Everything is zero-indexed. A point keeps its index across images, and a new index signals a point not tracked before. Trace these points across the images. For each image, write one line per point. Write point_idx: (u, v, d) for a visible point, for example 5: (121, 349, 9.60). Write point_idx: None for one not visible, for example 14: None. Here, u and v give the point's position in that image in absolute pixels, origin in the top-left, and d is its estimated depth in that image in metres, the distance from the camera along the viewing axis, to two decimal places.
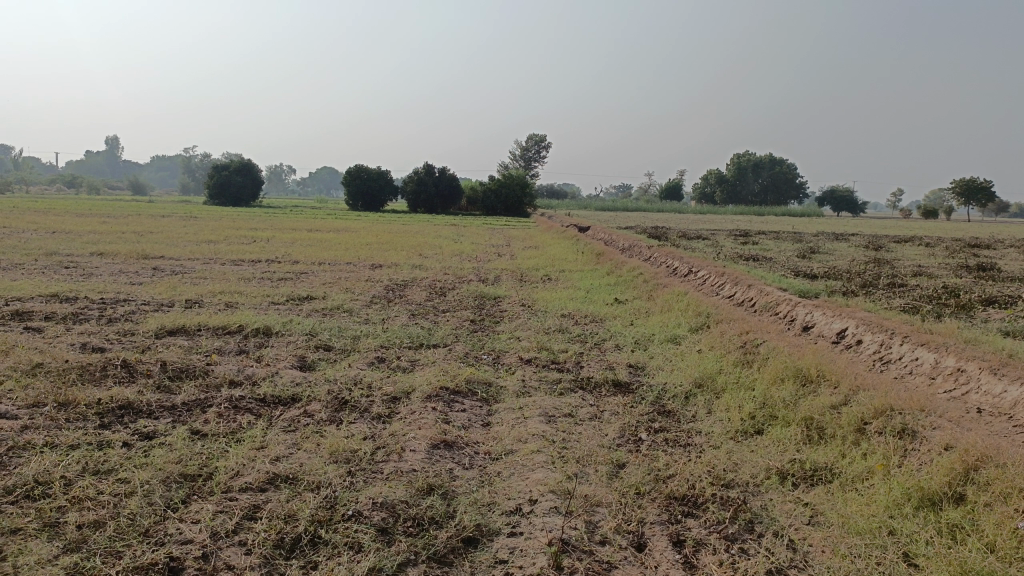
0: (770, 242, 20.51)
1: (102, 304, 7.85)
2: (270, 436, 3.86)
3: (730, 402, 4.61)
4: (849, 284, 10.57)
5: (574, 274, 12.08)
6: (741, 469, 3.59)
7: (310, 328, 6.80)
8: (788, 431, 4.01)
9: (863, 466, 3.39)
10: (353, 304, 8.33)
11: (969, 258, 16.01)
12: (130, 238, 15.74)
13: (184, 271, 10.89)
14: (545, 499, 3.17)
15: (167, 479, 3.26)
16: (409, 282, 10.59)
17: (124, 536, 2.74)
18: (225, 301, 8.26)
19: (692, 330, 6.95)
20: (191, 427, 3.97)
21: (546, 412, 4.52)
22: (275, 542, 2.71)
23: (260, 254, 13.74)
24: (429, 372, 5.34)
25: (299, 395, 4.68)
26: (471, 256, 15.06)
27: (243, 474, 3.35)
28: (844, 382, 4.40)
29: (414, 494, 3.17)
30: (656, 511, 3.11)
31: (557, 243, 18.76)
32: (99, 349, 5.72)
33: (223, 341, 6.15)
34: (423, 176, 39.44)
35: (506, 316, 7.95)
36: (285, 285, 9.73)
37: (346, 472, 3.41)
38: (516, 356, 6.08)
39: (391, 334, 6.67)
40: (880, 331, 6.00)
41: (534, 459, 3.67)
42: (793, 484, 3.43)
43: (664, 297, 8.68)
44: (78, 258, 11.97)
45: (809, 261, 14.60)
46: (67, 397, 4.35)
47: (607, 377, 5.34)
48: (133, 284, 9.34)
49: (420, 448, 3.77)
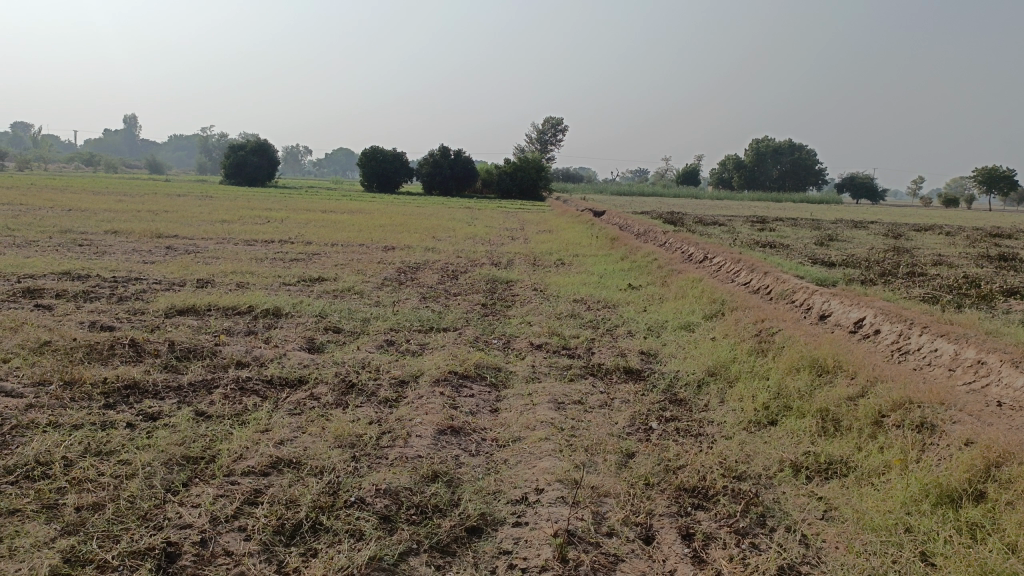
0: (787, 229, 20.29)
1: (114, 282, 7.84)
2: (275, 418, 3.82)
3: (743, 391, 4.51)
4: (867, 272, 10.39)
5: (587, 258, 11.97)
6: (754, 461, 3.51)
7: (319, 309, 6.75)
8: (803, 422, 3.92)
9: (880, 460, 3.30)
10: (364, 286, 8.28)
11: (991, 247, 15.74)
12: (144, 217, 15.76)
13: (197, 250, 10.87)
14: (551, 489, 3.10)
15: (169, 461, 3.22)
16: (422, 265, 10.53)
17: (122, 519, 2.70)
18: (236, 281, 8.23)
19: (705, 317, 6.85)
20: (196, 409, 3.93)
21: (555, 398, 4.44)
22: (274, 528, 2.66)
23: (273, 235, 13.72)
24: (438, 356, 5.28)
25: (306, 377, 4.64)
26: (484, 239, 14.98)
27: (246, 457, 3.30)
28: (861, 373, 4.30)
29: (419, 481, 3.12)
30: (665, 502, 3.03)
31: (571, 227, 18.61)
32: (108, 328, 5.70)
33: (232, 322, 6.12)
34: (438, 158, 39.28)
35: (518, 300, 7.88)
36: (297, 266, 9.69)
37: (350, 457, 3.36)
38: (527, 341, 6.01)
39: (401, 317, 6.61)
40: (898, 321, 5.88)
41: (541, 446, 3.60)
42: (806, 478, 3.35)
43: (678, 284, 8.58)
44: (92, 237, 11.98)
45: (826, 249, 14.40)
46: (73, 375, 4.33)
47: (618, 364, 5.26)
48: (145, 263, 9.32)
49: (426, 434, 3.71)
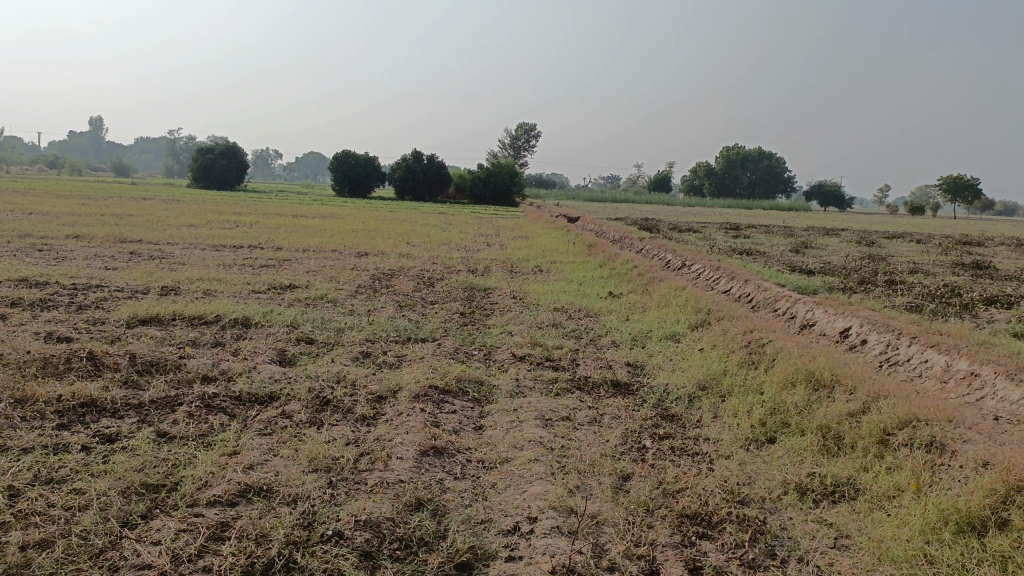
0: (761, 236, 20.31)
1: (74, 290, 7.47)
2: (244, 440, 3.55)
3: (737, 407, 4.33)
4: (847, 280, 10.31)
5: (565, 265, 11.78)
6: (756, 483, 3.31)
7: (291, 319, 6.46)
8: (804, 440, 3.74)
9: (892, 483, 3.12)
10: (337, 294, 8.00)
11: (964, 255, 15.83)
12: (109, 221, 15.32)
13: (163, 256, 10.51)
14: (545, 517, 2.88)
15: (127, 490, 2.94)
16: (397, 272, 10.26)
17: (73, 559, 2.43)
18: (204, 288, 7.91)
19: (691, 327, 6.68)
20: (157, 429, 3.65)
21: (542, 415, 4.22)
22: (243, 568, 2.41)
23: (243, 239, 13.37)
24: (417, 369, 5.03)
25: (277, 393, 4.37)
26: (459, 245, 14.75)
27: (211, 484, 3.03)
28: (860, 387, 4.12)
29: (401, 510, 2.88)
30: (667, 531, 2.83)
31: (548, 233, 18.44)
32: (65, 339, 5.37)
33: (199, 333, 5.82)
34: (410, 163, 38.91)
35: (497, 309, 7.66)
36: (267, 273, 9.37)
37: (326, 483, 3.11)
38: (509, 352, 5.78)
39: (377, 326, 6.36)
40: (886, 330, 5.74)
41: (531, 469, 3.38)
42: (813, 501, 3.16)
43: (660, 292, 8.40)
44: (52, 241, 11.54)
45: (803, 256, 14.33)
46: (24, 392, 4.01)
47: (605, 377, 5.05)
48: (108, 270, 8.95)
49: (408, 456, 3.47)
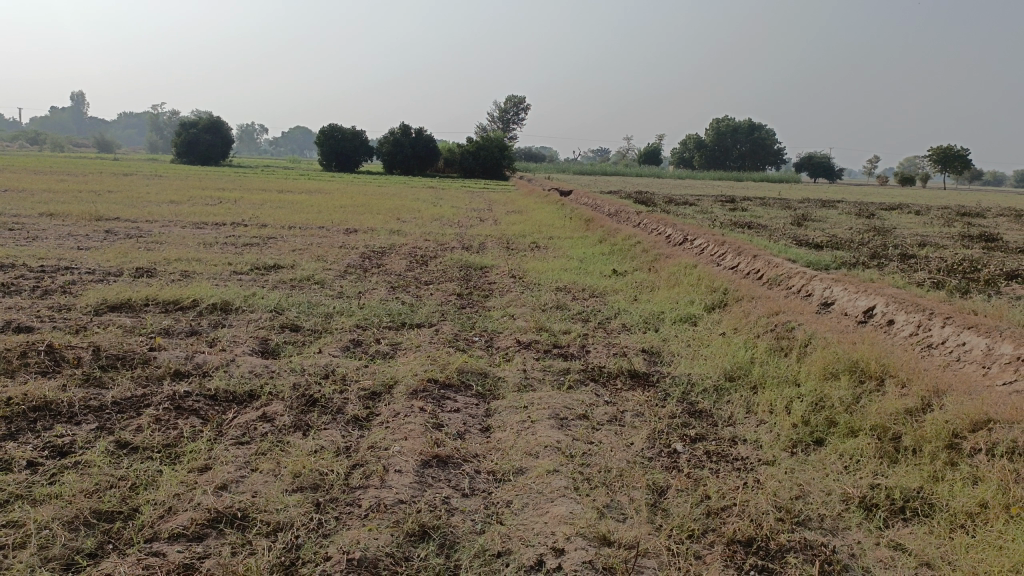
0: (757, 208, 19.89)
1: (40, 273, 6.92)
2: (218, 452, 3.07)
3: (774, 401, 3.88)
4: (857, 254, 9.86)
5: (562, 241, 11.33)
6: (814, 497, 2.86)
7: (275, 303, 5.95)
8: (858, 442, 3.29)
9: (977, 501, 2.67)
10: (325, 274, 7.47)
11: (968, 226, 15.39)
12: (86, 198, 14.69)
13: (140, 234, 9.93)
14: (574, 548, 2.43)
15: (74, 521, 2.46)
16: (387, 249, 9.74)
17: None
18: (181, 270, 7.37)
19: (706, 309, 6.22)
20: (117, 438, 3.16)
21: (556, 413, 3.75)
22: None
23: (225, 216, 12.78)
24: (414, 360, 4.54)
25: (257, 392, 3.88)
26: (451, 220, 14.23)
27: (176, 512, 2.56)
28: (915, 381, 3.66)
29: (403, 543, 2.42)
30: (719, 565, 2.38)
31: (541, 207, 17.96)
32: (24, 329, 4.84)
33: (173, 320, 5.30)
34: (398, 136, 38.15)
35: (496, 289, 7.18)
36: (251, 252, 8.83)
37: (313, 506, 2.64)
38: (513, 338, 5.30)
39: (368, 311, 5.86)
40: (915, 310, 5.28)
41: (551, 484, 2.91)
42: (882, 520, 2.71)
43: (669, 269, 7.92)
44: (24, 220, 10.94)
45: (806, 229, 13.92)
46: None
47: (622, 367, 4.58)
48: (79, 250, 8.38)
49: (408, 469, 2.99)
